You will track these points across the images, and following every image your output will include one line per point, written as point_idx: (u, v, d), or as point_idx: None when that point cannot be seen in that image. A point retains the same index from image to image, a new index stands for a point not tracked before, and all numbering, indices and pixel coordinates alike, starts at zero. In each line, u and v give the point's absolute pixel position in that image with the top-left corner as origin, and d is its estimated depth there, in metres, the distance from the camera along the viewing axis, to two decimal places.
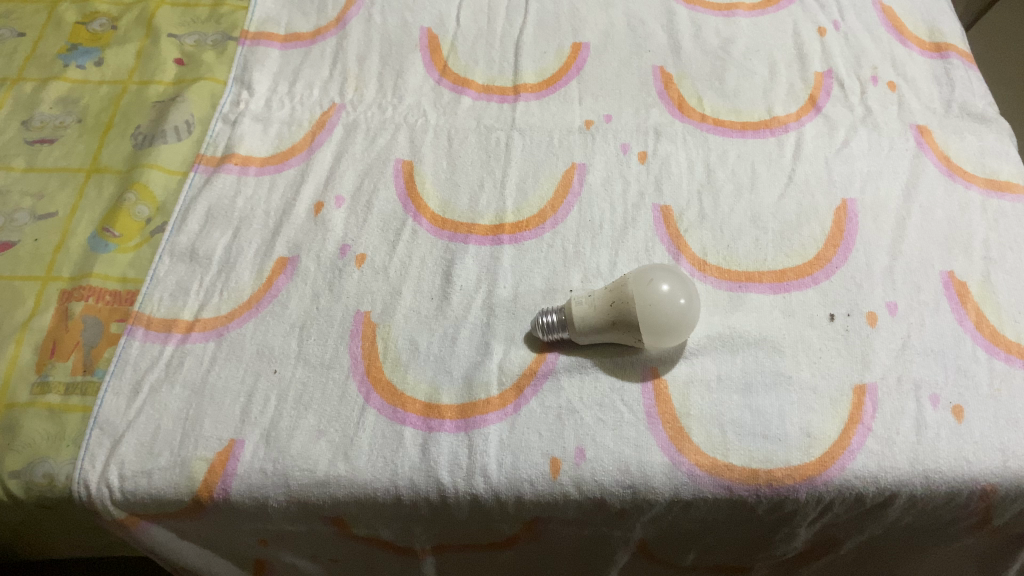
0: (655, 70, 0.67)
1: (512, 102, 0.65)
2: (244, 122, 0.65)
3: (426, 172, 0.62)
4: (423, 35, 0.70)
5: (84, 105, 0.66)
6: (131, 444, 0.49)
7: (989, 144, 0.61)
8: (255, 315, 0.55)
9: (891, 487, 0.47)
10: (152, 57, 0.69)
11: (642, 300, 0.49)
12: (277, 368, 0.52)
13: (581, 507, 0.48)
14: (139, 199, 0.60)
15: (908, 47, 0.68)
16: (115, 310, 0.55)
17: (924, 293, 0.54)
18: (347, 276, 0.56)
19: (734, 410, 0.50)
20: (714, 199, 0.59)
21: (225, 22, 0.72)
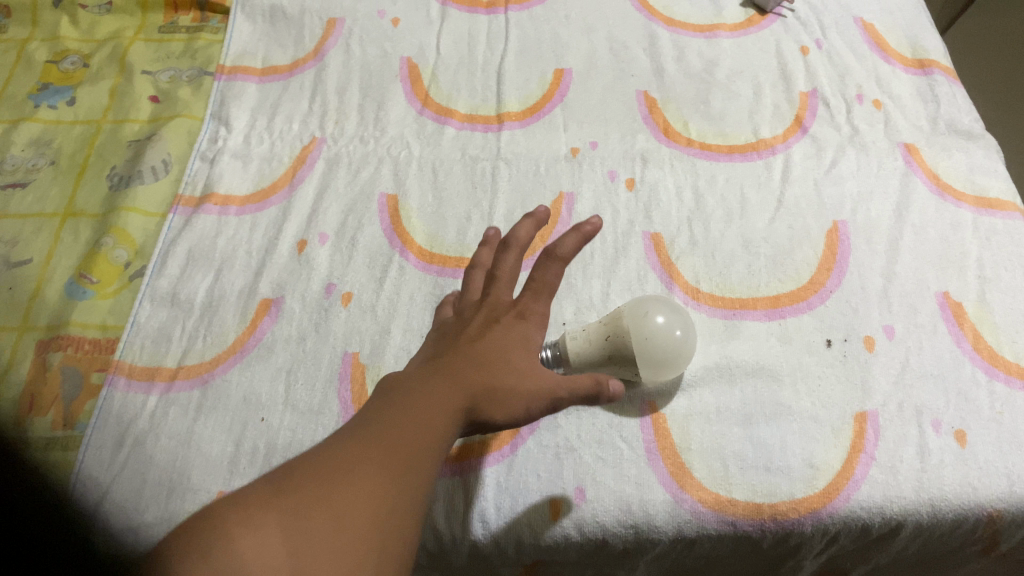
0: (639, 95, 0.66)
1: (496, 131, 0.65)
2: (223, 159, 0.63)
3: (411, 205, 0.60)
4: (403, 65, 0.69)
5: (57, 146, 0.65)
6: (115, 499, 0.47)
7: (978, 160, 0.61)
8: (240, 360, 0.53)
9: (897, 516, 0.46)
10: (126, 94, 0.68)
11: (639, 332, 0.48)
12: (265, 416, 0.50)
13: (583, 549, 0.47)
14: (117, 243, 0.58)
15: (892, 65, 0.68)
16: (95, 360, 0.53)
17: (920, 316, 0.53)
18: (335, 316, 0.55)
19: (736, 442, 0.49)
20: (704, 225, 0.58)
21: (200, 57, 0.71)
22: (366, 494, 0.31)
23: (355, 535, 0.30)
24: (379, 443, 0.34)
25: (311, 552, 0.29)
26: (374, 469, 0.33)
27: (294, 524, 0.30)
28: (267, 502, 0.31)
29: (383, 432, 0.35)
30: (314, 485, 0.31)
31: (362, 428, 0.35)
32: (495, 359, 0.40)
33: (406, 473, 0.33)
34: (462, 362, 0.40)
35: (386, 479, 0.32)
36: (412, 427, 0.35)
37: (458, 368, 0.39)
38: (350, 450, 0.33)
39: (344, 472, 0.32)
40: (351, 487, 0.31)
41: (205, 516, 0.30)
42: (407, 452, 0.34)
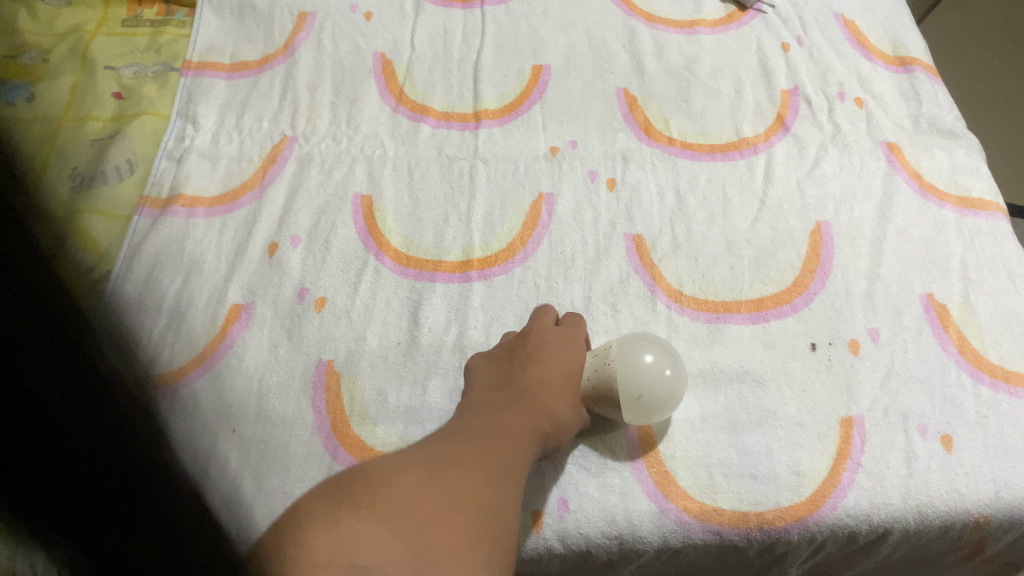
0: (619, 92, 0.65)
1: (474, 130, 0.63)
2: (190, 159, 0.61)
3: (387, 207, 0.59)
4: (377, 60, 0.67)
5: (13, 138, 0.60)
6: None
7: (960, 160, 0.61)
8: (211, 370, 0.51)
9: (884, 524, 0.46)
10: (88, 90, 0.65)
11: (630, 388, 0.44)
12: (236, 428, 0.48)
13: (566, 560, 0.46)
14: (82, 248, 0.55)
15: (873, 63, 0.67)
16: None
17: (905, 318, 0.52)
18: (308, 323, 0.53)
19: (721, 450, 0.48)
20: (687, 226, 0.57)
21: (166, 52, 0.68)
22: (474, 490, 0.35)
23: (470, 517, 0.34)
24: (478, 455, 0.38)
25: (436, 527, 0.32)
26: (480, 472, 0.37)
27: (421, 505, 0.33)
28: (392, 486, 0.34)
29: (480, 446, 0.39)
30: (431, 477, 0.35)
31: (461, 441, 0.39)
32: (565, 393, 0.46)
33: (502, 482, 0.37)
34: (537, 387, 0.45)
35: (488, 481, 0.36)
36: (503, 446, 0.40)
37: (534, 393, 0.45)
38: (455, 455, 0.37)
39: (455, 471, 0.36)
40: (463, 483, 0.35)
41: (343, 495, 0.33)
42: (502, 464, 0.38)
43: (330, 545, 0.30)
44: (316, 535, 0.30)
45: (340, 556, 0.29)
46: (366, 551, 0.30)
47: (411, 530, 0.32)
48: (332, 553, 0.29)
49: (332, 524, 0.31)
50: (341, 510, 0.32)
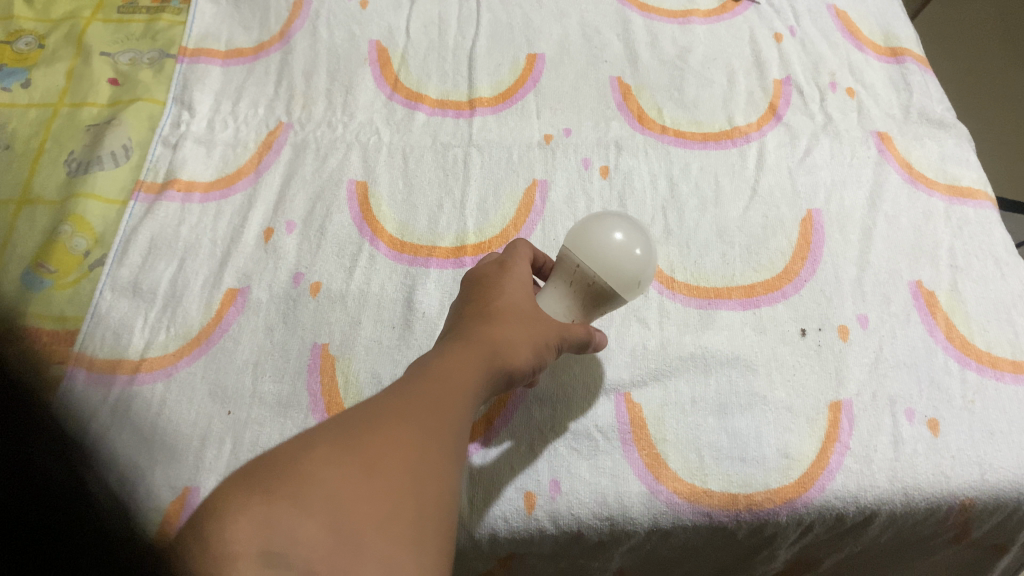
0: (613, 81, 0.66)
1: (468, 117, 0.63)
2: (185, 145, 0.62)
3: (381, 193, 0.59)
4: (372, 48, 0.67)
5: (11, 131, 0.62)
6: None
7: (949, 150, 0.61)
8: (205, 352, 0.52)
9: (871, 506, 0.46)
10: (84, 77, 0.65)
11: (629, 282, 0.43)
12: (231, 409, 0.49)
13: (558, 541, 0.47)
14: (75, 231, 0.56)
15: (865, 53, 0.67)
16: (54, 352, 0.51)
17: (893, 305, 0.53)
18: (303, 307, 0.53)
19: (711, 433, 0.49)
20: (679, 214, 0.58)
21: (161, 39, 0.68)
22: (405, 451, 0.31)
23: (397, 486, 0.29)
24: (415, 407, 0.33)
25: (357, 505, 0.28)
26: (415, 428, 0.32)
27: (341, 478, 0.28)
28: (308, 456, 0.29)
29: (415, 396, 0.34)
30: (353, 440, 0.30)
31: (394, 392, 0.34)
32: (524, 321, 0.42)
33: (441, 436, 0.33)
34: (486, 322, 0.41)
35: (425, 439, 0.32)
36: (446, 396, 0.35)
37: (481, 329, 0.41)
38: (385, 411, 0.32)
39: (383, 429, 0.31)
40: (393, 444, 0.31)
41: (248, 473, 0.29)
42: (439, 415, 0.34)
43: (227, 542, 0.26)
44: (215, 525, 0.26)
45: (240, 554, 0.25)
46: (270, 545, 0.26)
47: (326, 512, 0.27)
48: (230, 554, 0.25)
49: (232, 512, 0.27)
50: (244, 493, 0.27)
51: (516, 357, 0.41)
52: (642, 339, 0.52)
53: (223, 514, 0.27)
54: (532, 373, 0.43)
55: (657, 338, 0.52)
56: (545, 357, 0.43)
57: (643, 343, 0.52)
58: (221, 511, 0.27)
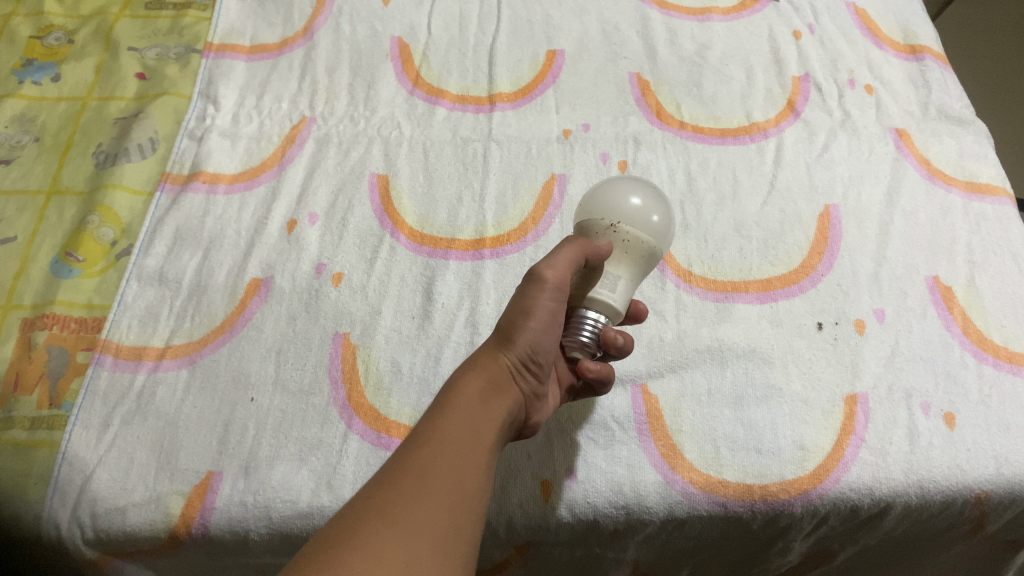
0: (632, 77, 0.66)
1: (488, 112, 0.64)
2: (211, 138, 0.63)
3: (402, 186, 0.60)
4: (394, 44, 0.68)
5: (41, 123, 0.64)
6: (103, 480, 0.47)
7: (968, 146, 0.61)
8: (229, 339, 0.53)
9: (886, 498, 0.47)
10: (112, 71, 0.67)
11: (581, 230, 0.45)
12: (254, 396, 0.50)
13: (574, 530, 0.47)
14: (103, 221, 0.58)
15: (883, 50, 0.68)
16: (81, 338, 0.53)
17: (910, 299, 0.53)
18: (325, 297, 0.54)
19: (727, 424, 0.49)
20: (697, 208, 0.59)
21: (187, 34, 0.69)
22: (393, 565, 0.29)
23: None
24: (401, 501, 0.32)
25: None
26: (401, 529, 0.31)
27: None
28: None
29: (402, 487, 0.33)
30: (336, 562, 0.29)
31: (381, 482, 0.33)
32: (502, 323, 0.41)
33: (433, 531, 0.32)
34: (472, 354, 0.41)
35: (413, 543, 0.31)
36: (437, 476, 0.34)
37: (465, 367, 0.40)
38: (372, 515, 0.31)
39: (369, 536, 0.30)
40: (378, 558, 0.29)
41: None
42: (429, 504, 0.33)
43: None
44: None
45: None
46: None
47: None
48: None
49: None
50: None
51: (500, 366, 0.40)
52: (659, 332, 0.53)
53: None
54: (526, 349, 0.40)
55: (674, 330, 0.53)
56: (533, 324, 0.40)
57: (660, 335, 0.53)
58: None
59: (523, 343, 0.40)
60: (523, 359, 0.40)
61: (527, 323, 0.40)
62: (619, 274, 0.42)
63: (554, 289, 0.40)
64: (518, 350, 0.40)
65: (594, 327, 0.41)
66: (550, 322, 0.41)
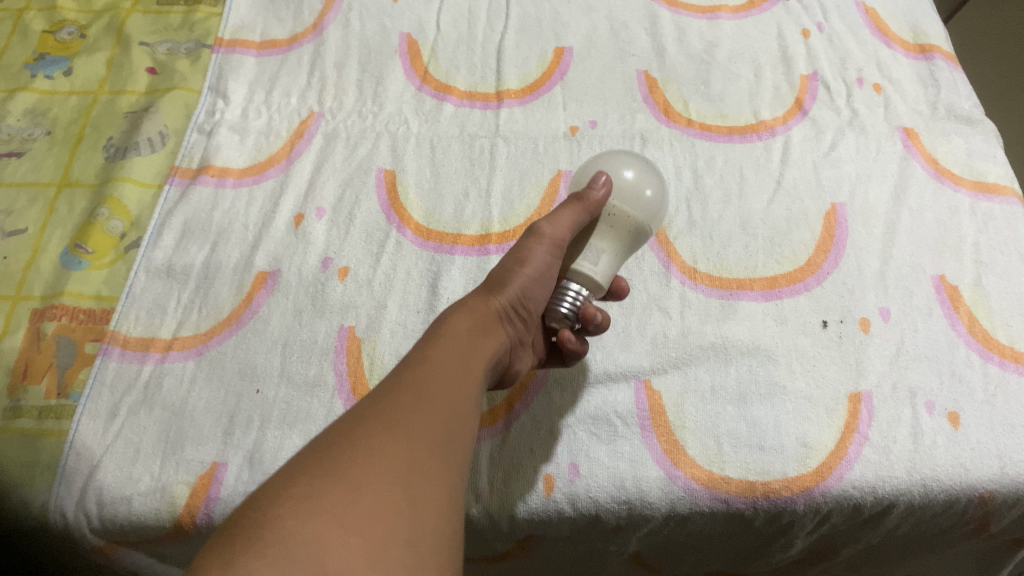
0: (640, 75, 0.66)
1: (495, 109, 0.64)
2: (220, 132, 0.63)
3: (409, 181, 0.60)
4: (402, 40, 0.68)
5: (53, 117, 0.65)
6: (109, 470, 0.47)
7: (976, 145, 0.61)
8: (236, 332, 0.53)
9: (889, 496, 0.46)
10: (123, 66, 0.67)
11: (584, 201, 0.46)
12: (260, 388, 0.50)
13: (576, 524, 0.47)
14: (112, 214, 0.58)
15: (892, 49, 0.68)
16: (90, 330, 0.53)
17: (916, 298, 0.53)
18: (331, 291, 0.55)
19: (730, 421, 0.49)
20: (703, 206, 0.59)
21: (198, 30, 0.70)
22: (393, 466, 0.29)
23: (384, 505, 0.28)
24: (400, 409, 0.32)
25: (343, 536, 0.26)
26: (401, 433, 0.31)
27: (324, 509, 0.27)
28: (292, 488, 0.28)
29: (399, 398, 0.33)
30: (337, 461, 0.29)
31: (378, 394, 0.33)
32: (496, 270, 0.42)
33: (431, 438, 0.32)
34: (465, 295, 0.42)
35: (413, 446, 0.31)
36: (433, 392, 0.34)
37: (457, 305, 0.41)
38: (371, 422, 0.31)
39: (368, 438, 0.30)
40: (379, 458, 0.29)
41: (234, 518, 0.27)
42: (427, 414, 0.32)
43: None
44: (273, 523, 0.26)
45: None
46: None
47: (314, 551, 0.26)
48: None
49: (221, 564, 0.25)
50: (228, 543, 0.26)
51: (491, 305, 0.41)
52: (664, 328, 0.53)
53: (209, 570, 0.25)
54: (516, 293, 0.41)
55: (678, 326, 0.53)
56: (526, 271, 0.41)
57: (664, 331, 0.53)
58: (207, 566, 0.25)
59: (514, 287, 0.41)
60: (514, 302, 0.41)
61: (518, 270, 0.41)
62: (603, 248, 0.43)
63: (553, 241, 0.42)
64: (508, 296, 0.41)
65: (573, 301, 0.42)
66: (543, 273, 0.42)
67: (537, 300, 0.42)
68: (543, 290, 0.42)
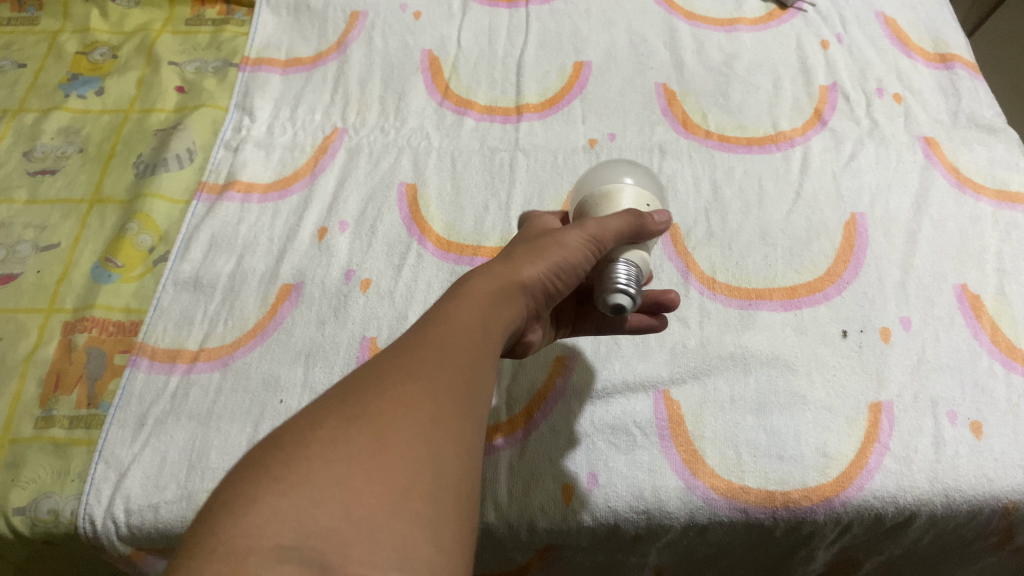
0: (658, 88, 0.67)
1: (515, 122, 0.65)
2: (246, 148, 0.64)
3: (430, 195, 0.61)
4: (424, 57, 0.70)
5: (86, 135, 0.66)
6: (137, 478, 0.48)
7: (999, 154, 0.61)
8: (261, 343, 0.54)
9: (911, 506, 0.46)
10: (153, 84, 0.69)
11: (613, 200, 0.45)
12: (283, 398, 0.51)
13: (594, 534, 0.47)
14: (142, 228, 0.60)
15: (913, 59, 0.68)
16: (119, 341, 0.55)
17: (937, 308, 0.53)
18: (353, 302, 0.55)
19: (749, 431, 0.49)
20: (721, 217, 0.59)
21: (226, 49, 0.72)
22: (418, 419, 0.29)
23: (408, 454, 0.28)
24: (425, 363, 0.32)
25: (365, 483, 0.26)
26: (425, 389, 0.30)
27: (349, 456, 0.27)
28: (317, 433, 0.28)
29: (425, 352, 0.33)
30: (361, 411, 0.29)
31: (404, 348, 0.33)
32: (532, 245, 0.41)
33: (452, 391, 0.31)
34: (493, 259, 0.41)
35: (435, 399, 0.30)
36: (457, 350, 0.33)
37: (489, 267, 0.40)
38: (395, 373, 0.31)
39: (393, 389, 0.30)
40: (406, 411, 0.29)
41: (260, 459, 0.27)
42: (452, 373, 0.32)
43: (235, 539, 0.24)
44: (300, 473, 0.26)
45: (252, 547, 0.24)
46: (285, 534, 0.24)
47: (337, 495, 0.26)
48: (240, 549, 0.24)
49: (244, 503, 0.25)
50: (253, 486, 0.26)
51: (519, 276, 0.39)
52: (682, 338, 0.53)
53: (233, 509, 0.25)
54: (548, 269, 0.40)
55: (697, 337, 0.53)
56: (561, 251, 0.40)
57: (683, 341, 0.53)
58: (233, 505, 0.25)
59: (545, 268, 0.40)
60: (543, 283, 0.40)
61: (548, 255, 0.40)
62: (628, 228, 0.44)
63: (590, 235, 0.40)
64: (538, 269, 0.40)
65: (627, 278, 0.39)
66: (577, 264, 0.40)
67: (562, 289, 0.41)
68: (569, 280, 0.41)
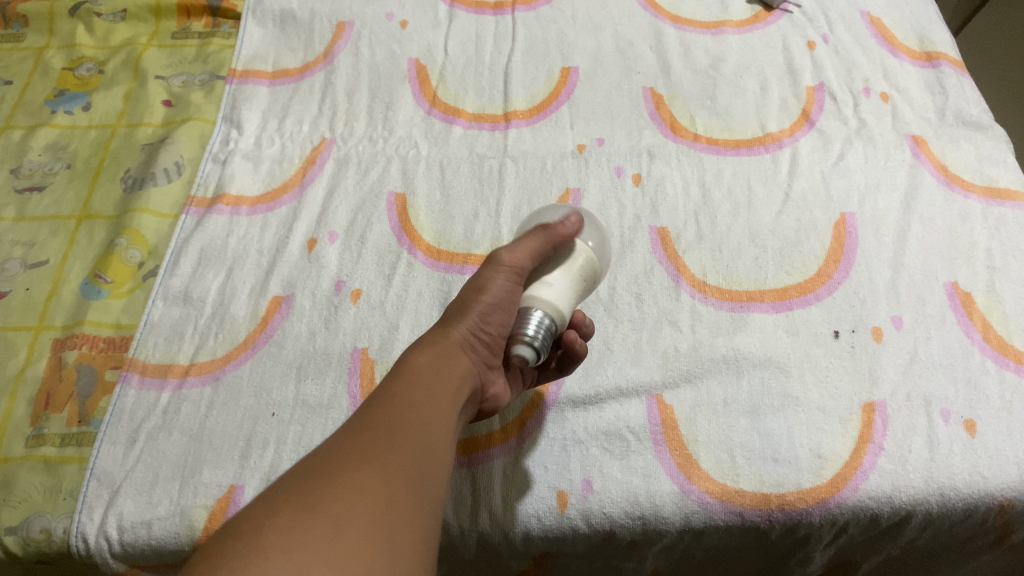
0: (645, 92, 0.67)
1: (504, 129, 0.65)
2: (234, 161, 0.64)
3: (419, 204, 0.61)
4: (411, 66, 0.70)
5: (73, 150, 0.66)
6: (129, 494, 0.48)
7: (986, 151, 0.61)
8: (252, 356, 0.54)
9: (906, 506, 0.46)
10: (140, 99, 0.69)
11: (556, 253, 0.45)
12: (275, 411, 0.51)
13: (590, 540, 0.47)
14: (130, 243, 0.60)
15: (899, 58, 0.68)
16: (110, 357, 0.55)
17: (929, 306, 0.53)
18: (344, 313, 0.55)
19: (743, 433, 0.49)
20: (711, 219, 0.59)
21: (212, 61, 0.71)
22: (372, 505, 0.30)
23: (364, 540, 0.28)
24: (376, 447, 0.33)
25: (323, 563, 0.26)
26: (378, 468, 0.31)
27: (308, 543, 0.27)
28: (273, 522, 0.28)
29: (377, 432, 0.34)
30: (316, 497, 0.29)
31: (356, 431, 0.34)
32: (458, 301, 0.43)
33: (403, 472, 0.32)
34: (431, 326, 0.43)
35: (390, 481, 0.31)
36: (408, 428, 0.35)
37: (423, 337, 0.42)
38: (350, 455, 0.32)
39: (350, 474, 0.31)
40: (360, 496, 0.30)
41: (214, 552, 0.27)
42: (400, 451, 0.33)
43: None
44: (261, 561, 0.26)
45: None
46: None
47: None
48: None
49: None
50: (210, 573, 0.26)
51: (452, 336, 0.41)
52: (674, 342, 0.53)
53: None
54: (476, 318, 0.42)
55: (689, 340, 0.53)
56: (486, 298, 0.42)
57: (675, 345, 0.53)
58: None
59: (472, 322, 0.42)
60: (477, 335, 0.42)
61: (496, 282, 0.42)
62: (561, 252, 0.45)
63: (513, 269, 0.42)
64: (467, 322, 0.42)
65: None
66: (502, 299, 0.42)
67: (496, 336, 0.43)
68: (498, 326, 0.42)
